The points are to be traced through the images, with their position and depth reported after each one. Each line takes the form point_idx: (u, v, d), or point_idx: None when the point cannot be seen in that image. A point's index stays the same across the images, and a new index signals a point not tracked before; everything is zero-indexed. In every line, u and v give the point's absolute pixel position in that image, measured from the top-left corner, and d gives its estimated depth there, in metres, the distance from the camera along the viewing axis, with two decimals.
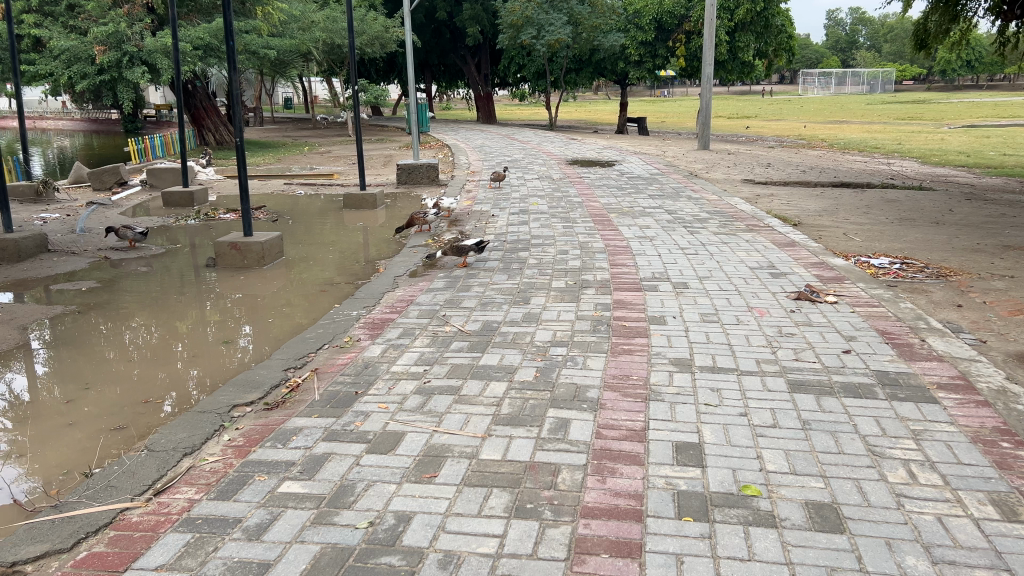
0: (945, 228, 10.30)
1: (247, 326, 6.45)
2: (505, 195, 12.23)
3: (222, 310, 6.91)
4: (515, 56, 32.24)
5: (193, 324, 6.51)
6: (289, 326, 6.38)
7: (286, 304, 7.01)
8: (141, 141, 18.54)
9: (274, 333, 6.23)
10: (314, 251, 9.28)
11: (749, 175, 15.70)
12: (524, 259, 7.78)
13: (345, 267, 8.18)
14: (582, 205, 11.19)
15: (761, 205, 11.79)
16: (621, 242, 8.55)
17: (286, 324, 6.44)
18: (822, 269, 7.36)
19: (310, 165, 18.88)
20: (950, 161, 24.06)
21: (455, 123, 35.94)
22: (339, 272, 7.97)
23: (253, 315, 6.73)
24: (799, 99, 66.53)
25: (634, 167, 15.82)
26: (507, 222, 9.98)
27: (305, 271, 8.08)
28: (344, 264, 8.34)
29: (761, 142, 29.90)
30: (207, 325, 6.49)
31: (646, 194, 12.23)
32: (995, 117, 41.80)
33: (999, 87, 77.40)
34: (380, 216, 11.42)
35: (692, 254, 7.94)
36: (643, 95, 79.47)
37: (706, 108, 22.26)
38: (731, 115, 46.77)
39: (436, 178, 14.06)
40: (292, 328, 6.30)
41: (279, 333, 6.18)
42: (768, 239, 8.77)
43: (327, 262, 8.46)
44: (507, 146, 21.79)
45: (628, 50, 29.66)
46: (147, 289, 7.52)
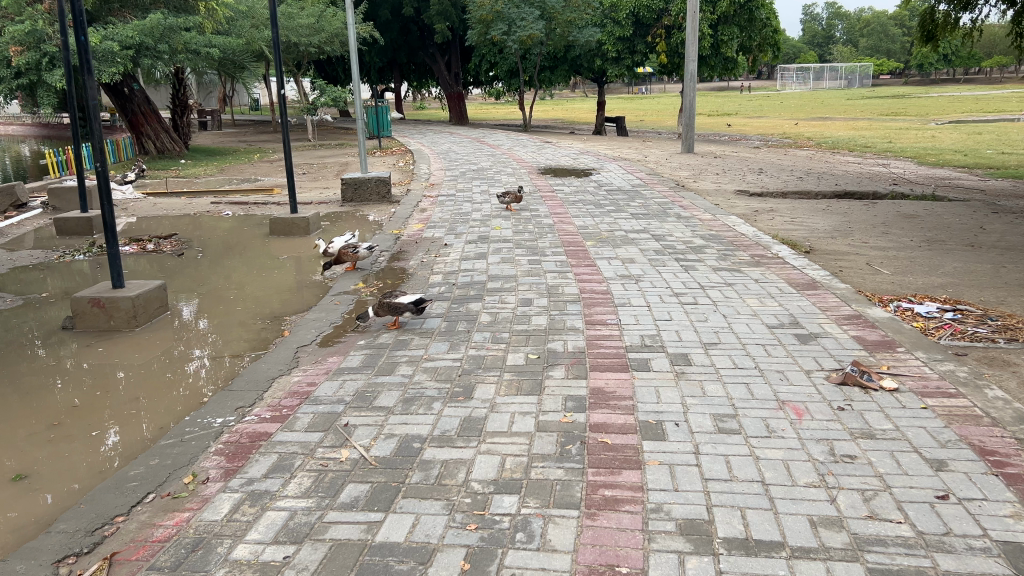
0: (985, 253, 8.65)
1: (105, 411, 4.75)
2: (464, 217, 10.46)
3: (88, 381, 5.26)
4: (486, 54, 30.73)
5: (47, 401, 4.92)
6: (156, 416, 4.64)
7: (161, 381, 5.24)
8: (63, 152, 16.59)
9: (133, 424, 4.53)
10: (218, 296, 7.44)
11: (741, 184, 14.09)
12: (473, 315, 6.02)
13: (245, 324, 6.36)
14: (553, 229, 9.47)
15: (761, 225, 10.15)
16: (599, 285, 6.82)
17: (147, 414, 4.68)
18: (860, 326, 5.65)
19: (255, 177, 17.00)
20: (947, 161, 22.64)
21: (424, 124, 34.15)
22: (234, 333, 6.14)
23: (121, 394, 5.03)
24: (777, 96, 65.47)
25: (612, 177, 14.11)
26: (463, 255, 8.20)
27: (196, 331, 6.24)
28: (247, 318, 6.53)
29: (744, 142, 28.33)
30: (37, 412, 4.76)
31: (628, 214, 10.51)
32: (980, 112, 40.55)
33: (976, 80, 76.77)
34: (312, 244, 9.61)
35: (690, 304, 6.24)
36: (620, 92, 77.91)
37: (689, 107, 20.61)
38: (709, 112, 45.27)
39: (386, 194, 12.22)
40: (157, 421, 4.57)
41: (123, 435, 4.41)
42: (782, 277, 7.08)
43: (225, 316, 6.65)
44: (474, 151, 20.09)
45: (605, 46, 27.98)
46: (12, 348, 5.91)
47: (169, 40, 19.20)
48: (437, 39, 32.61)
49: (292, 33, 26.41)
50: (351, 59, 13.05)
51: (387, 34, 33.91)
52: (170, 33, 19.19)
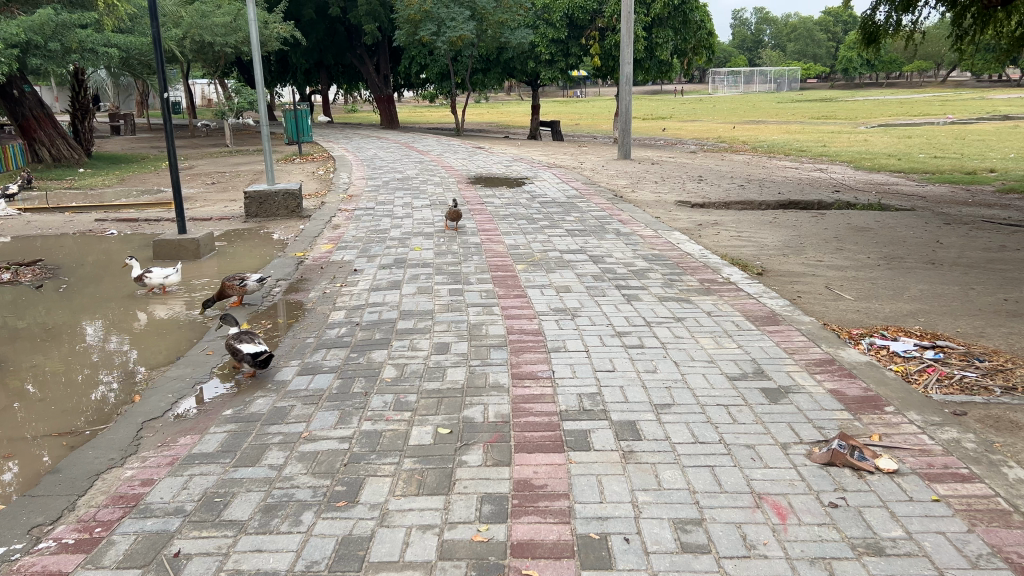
0: (948, 271, 7.93)
1: None
2: (380, 235, 9.34)
3: None
4: (415, 55, 29.56)
5: None
6: None
7: None
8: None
9: None
10: (69, 337, 6.14)
11: (681, 194, 13.31)
12: (373, 368, 4.93)
13: (90, 381, 5.11)
14: (480, 250, 8.45)
15: (707, 241, 9.32)
16: (529, 324, 5.79)
17: None
18: (836, 374, 4.75)
19: (158, 187, 15.56)
20: (883, 165, 22.43)
21: (352, 128, 32.73)
22: (74, 395, 4.88)
23: None
24: (709, 99, 65.75)
25: (545, 187, 13.14)
26: (372, 283, 7.08)
27: (26, 391, 4.99)
28: (94, 373, 5.26)
29: (681, 147, 27.79)
30: None
31: (563, 230, 9.56)
32: (907, 116, 41.05)
33: (898, 84, 78.75)
34: (203, 269, 8.36)
35: (636, 348, 5.27)
36: (554, 96, 77.38)
37: (625, 112, 19.81)
38: (643, 116, 44.85)
39: (296, 209, 11.02)
40: None
41: None
42: (737, 309, 6.19)
43: (69, 369, 5.37)
44: (401, 157, 18.96)
45: (538, 48, 27.04)
46: None
47: (62, 38, 17.51)
48: (365, 40, 31.28)
49: (205, 32, 24.71)
50: (251, 35, 11.43)
51: (312, 34, 32.36)
52: (64, 31, 17.51)
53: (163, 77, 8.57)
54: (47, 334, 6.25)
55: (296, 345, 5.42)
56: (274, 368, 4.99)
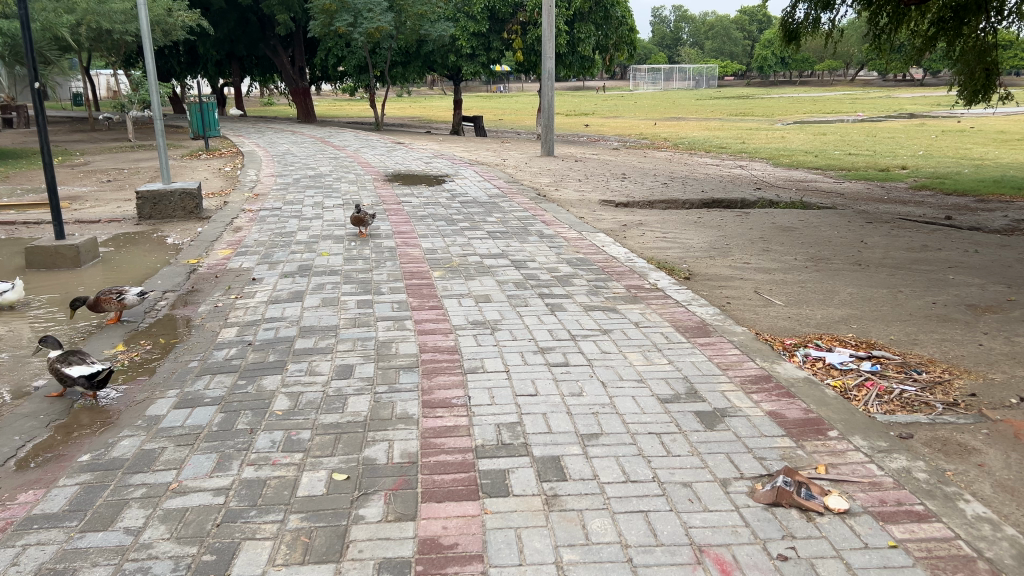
0: (874, 273, 7.78)
1: None
2: (286, 239, 8.67)
3: None
4: (331, 47, 28.61)
5: None
6: None
7: None
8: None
9: None
10: None
11: (605, 192, 13.00)
12: (263, 399, 4.33)
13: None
14: (394, 254, 7.88)
15: (632, 243, 8.98)
16: (444, 341, 5.27)
17: None
18: (772, 393, 4.41)
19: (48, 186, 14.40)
20: (800, 162, 22.72)
21: (267, 122, 31.50)
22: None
23: None
24: (631, 96, 66.29)
25: (465, 186, 12.63)
26: (272, 295, 6.45)
27: None
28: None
29: (604, 143, 27.67)
30: None
31: (483, 232, 9.07)
32: (821, 113, 42.14)
33: (811, 82, 81.13)
34: (83, 279, 7.54)
35: (559, 367, 4.81)
36: (477, 91, 76.75)
37: (547, 107, 19.43)
38: (566, 112, 44.71)
39: (193, 210, 10.26)
40: None
41: None
42: (667, 319, 5.82)
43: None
44: (315, 154, 18.15)
45: (458, 41, 26.37)
46: None
47: None
48: (279, 31, 30.09)
49: (103, 19, 23.11)
50: (143, 21, 10.51)
51: (222, 23, 30.95)
52: None
53: (33, 65, 7.66)
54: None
55: (177, 372, 4.78)
56: (147, 402, 4.36)
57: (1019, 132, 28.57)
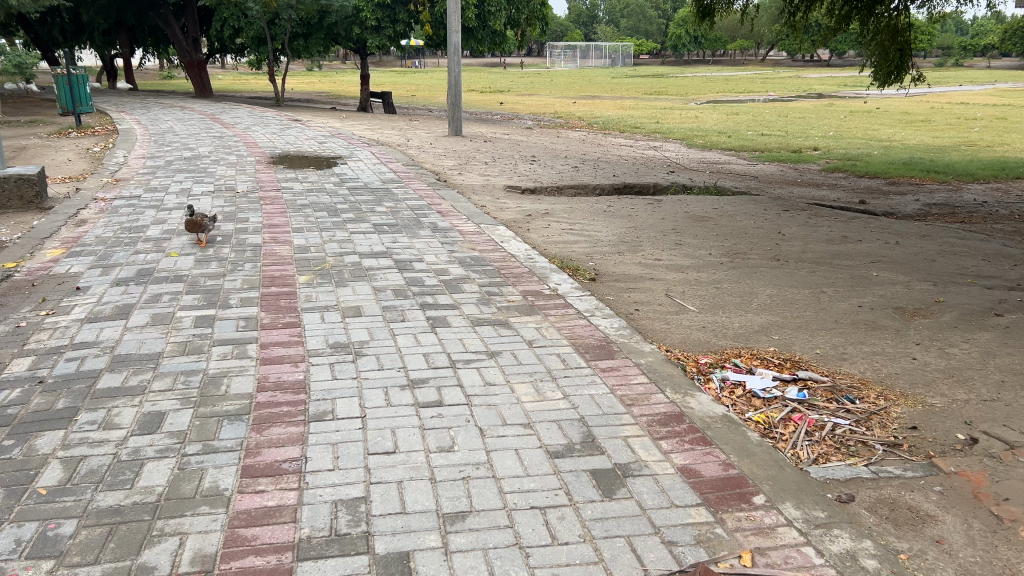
0: (794, 270, 7.12)
1: None
2: (134, 235, 7.48)
3: None
4: (228, 17, 26.83)
5: None
6: None
7: None
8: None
9: None
10: None
11: (511, 177, 12.13)
12: (27, 471, 3.26)
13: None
14: (258, 254, 6.80)
15: (534, 236, 8.14)
16: (290, 374, 4.26)
17: None
18: (684, 439, 3.60)
19: None
20: (715, 142, 22.39)
21: (157, 97, 29.35)
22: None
23: None
24: (547, 73, 65.48)
25: (358, 169, 11.52)
26: (91, 312, 5.30)
27: None
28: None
29: (517, 122, 26.77)
30: None
31: (369, 224, 8.05)
32: (734, 92, 42.30)
33: (724, 61, 82.10)
34: None
35: (430, 408, 3.87)
36: (392, 66, 74.66)
37: (456, 84, 18.40)
38: (479, 89, 43.51)
39: (33, 199, 8.92)
40: None
41: None
42: (565, 334, 4.96)
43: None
44: (201, 132, 16.67)
45: (362, 13, 24.81)
46: None
47: None
48: None
49: None
50: None
51: None
52: None
53: None
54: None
55: None
56: None
57: (923, 114, 28.99)
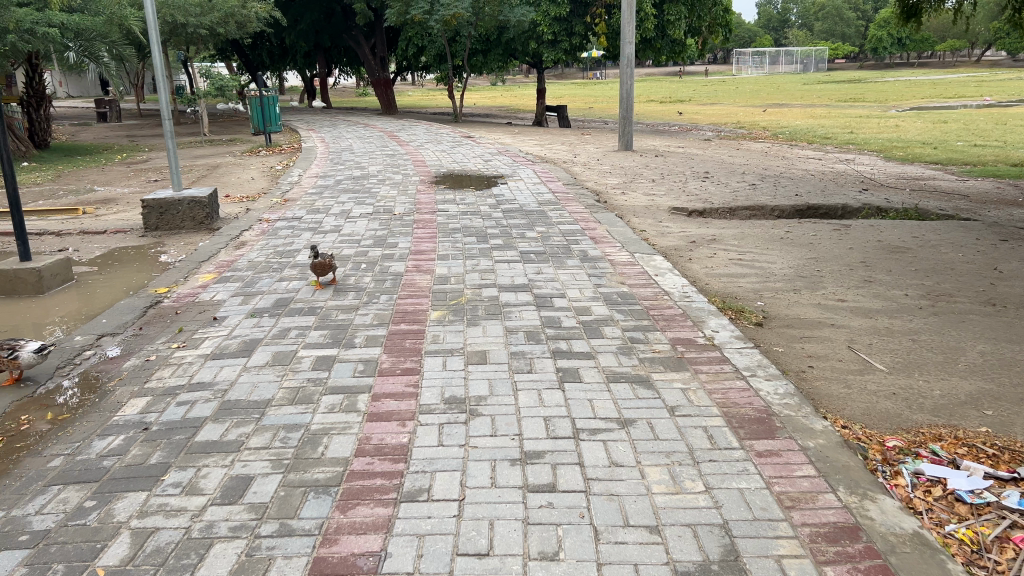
0: (1014, 319, 5.87)
1: None
2: (283, 261, 7.46)
3: None
4: (412, 36, 27.67)
5: None
6: None
7: None
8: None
9: None
10: None
11: (679, 197, 11.29)
12: (95, 543, 3.00)
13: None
14: (396, 284, 6.51)
15: (695, 267, 7.33)
16: (393, 436, 3.81)
17: None
18: (859, 569, 2.80)
19: (91, 186, 13.82)
20: (917, 154, 20.14)
21: (345, 114, 30.80)
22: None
23: None
24: (733, 81, 62.90)
25: (517, 189, 11.15)
26: (218, 347, 5.17)
27: None
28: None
29: (695, 134, 25.55)
30: None
31: (516, 252, 7.59)
32: (943, 98, 38.31)
33: (933, 64, 75.17)
34: (37, 309, 6.55)
35: (539, 493, 3.26)
36: (573, 78, 74.72)
37: (628, 97, 17.66)
38: (660, 100, 42.27)
39: (203, 220, 9.22)
40: None
41: None
42: (717, 400, 4.19)
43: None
44: (375, 149, 17.05)
45: (539, 27, 24.62)
46: None
47: None
48: (358, 20, 29.21)
49: (177, 12, 22.54)
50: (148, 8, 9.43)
51: (305, 14, 30.32)
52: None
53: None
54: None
55: (17, 482, 3.53)
56: None
57: None
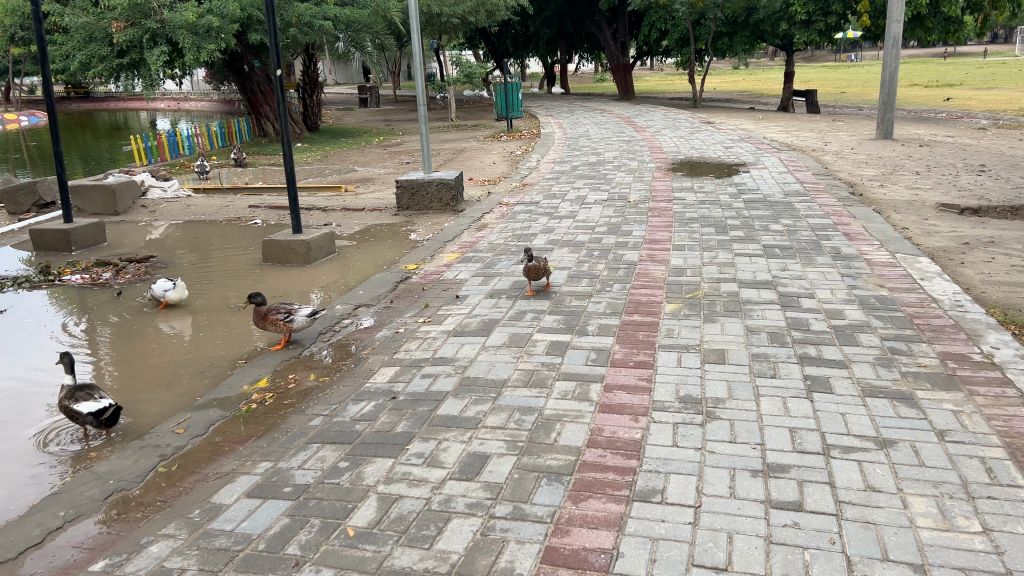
0: None
1: None
2: (521, 243, 7.63)
3: None
4: (655, 21, 27.44)
5: None
6: None
7: None
8: (227, 124, 18.12)
9: None
10: (83, 369, 5.16)
11: (948, 192, 10.13)
12: (347, 503, 3.21)
13: (22, 457, 3.99)
14: (631, 273, 6.40)
15: (967, 272, 6.51)
16: (627, 430, 3.72)
17: None
18: None
19: (352, 166, 15.09)
20: None
21: (584, 100, 31.05)
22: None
23: None
24: (1018, 62, 55.55)
25: (761, 179, 10.59)
26: (459, 324, 5.38)
27: None
28: (37, 443, 4.15)
29: (967, 122, 22.89)
30: None
31: (759, 245, 7.20)
32: None
33: None
34: (304, 277, 7.21)
35: (783, 511, 3.03)
36: (825, 61, 69.90)
37: (890, 81, 16.14)
38: (928, 84, 38.34)
39: (449, 201, 9.67)
40: None
41: None
42: (998, 429, 3.66)
43: (24, 431, 4.29)
44: (613, 135, 17.04)
45: (793, 7, 23.13)
46: None
47: (283, 13, 15.89)
48: (603, 6, 29.26)
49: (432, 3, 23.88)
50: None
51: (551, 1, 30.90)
52: (285, 5, 15.91)
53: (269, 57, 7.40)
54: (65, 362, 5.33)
55: (283, 437, 3.87)
56: (226, 480, 3.50)
57: None
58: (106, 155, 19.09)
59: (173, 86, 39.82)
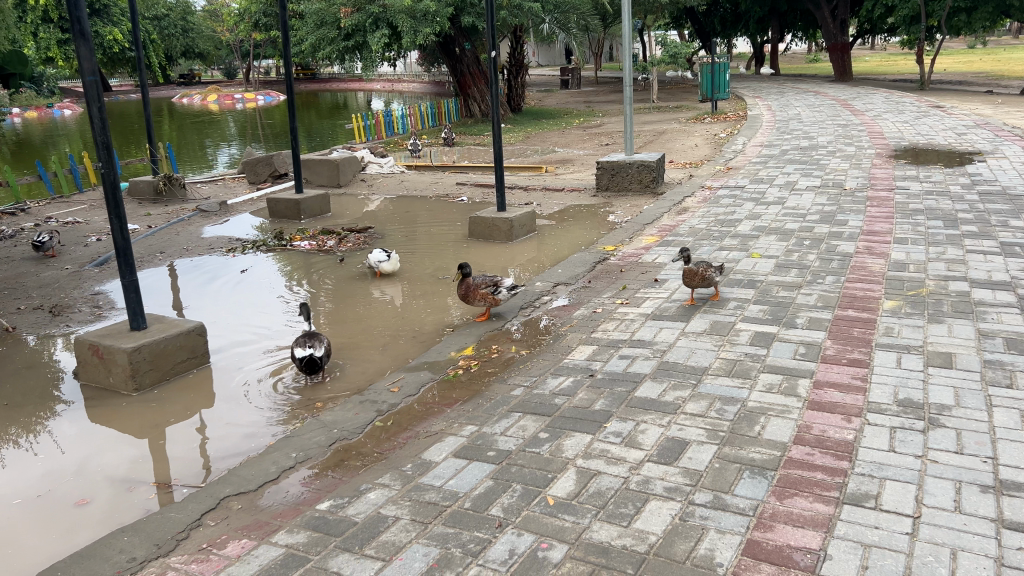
0: None
1: None
2: (724, 229, 7.41)
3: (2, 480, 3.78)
4: None
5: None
6: None
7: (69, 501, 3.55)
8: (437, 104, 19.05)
9: None
10: (308, 326, 5.65)
11: None
12: (547, 473, 3.30)
13: (258, 401, 4.46)
14: (845, 266, 6.03)
15: None
16: (838, 430, 3.54)
17: None
18: None
19: (553, 147, 15.30)
20: None
21: (795, 82, 29.35)
22: (227, 421, 4.26)
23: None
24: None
25: (999, 169, 9.57)
26: (659, 308, 5.33)
27: (190, 407, 4.45)
28: (269, 389, 4.62)
29: None
30: None
31: (994, 242, 6.53)
32: None
33: None
34: (505, 253, 7.43)
35: (1018, 533, 2.76)
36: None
37: None
38: None
39: (649, 183, 9.56)
40: None
41: None
42: None
43: (260, 378, 4.79)
44: (826, 119, 16.02)
45: None
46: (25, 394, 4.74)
47: None
48: None
49: None
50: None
51: None
52: None
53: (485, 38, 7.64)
54: (293, 318, 5.88)
55: (486, 405, 4.03)
56: (435, 439, 3.72)
57: None
58: (328, 132, 20.62)
59: (388, 69, 42.12)
